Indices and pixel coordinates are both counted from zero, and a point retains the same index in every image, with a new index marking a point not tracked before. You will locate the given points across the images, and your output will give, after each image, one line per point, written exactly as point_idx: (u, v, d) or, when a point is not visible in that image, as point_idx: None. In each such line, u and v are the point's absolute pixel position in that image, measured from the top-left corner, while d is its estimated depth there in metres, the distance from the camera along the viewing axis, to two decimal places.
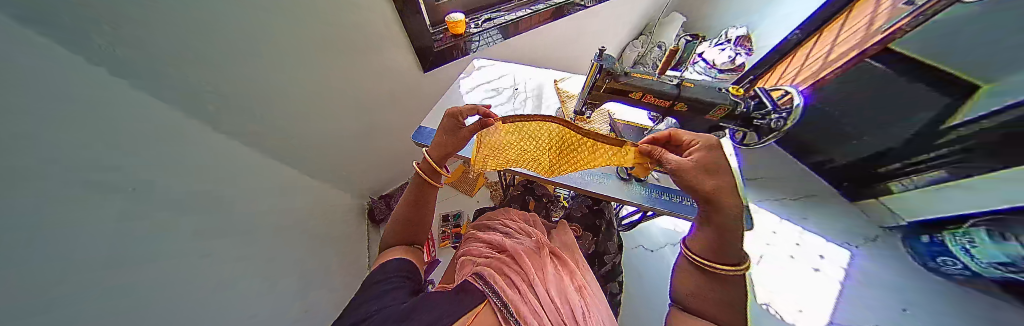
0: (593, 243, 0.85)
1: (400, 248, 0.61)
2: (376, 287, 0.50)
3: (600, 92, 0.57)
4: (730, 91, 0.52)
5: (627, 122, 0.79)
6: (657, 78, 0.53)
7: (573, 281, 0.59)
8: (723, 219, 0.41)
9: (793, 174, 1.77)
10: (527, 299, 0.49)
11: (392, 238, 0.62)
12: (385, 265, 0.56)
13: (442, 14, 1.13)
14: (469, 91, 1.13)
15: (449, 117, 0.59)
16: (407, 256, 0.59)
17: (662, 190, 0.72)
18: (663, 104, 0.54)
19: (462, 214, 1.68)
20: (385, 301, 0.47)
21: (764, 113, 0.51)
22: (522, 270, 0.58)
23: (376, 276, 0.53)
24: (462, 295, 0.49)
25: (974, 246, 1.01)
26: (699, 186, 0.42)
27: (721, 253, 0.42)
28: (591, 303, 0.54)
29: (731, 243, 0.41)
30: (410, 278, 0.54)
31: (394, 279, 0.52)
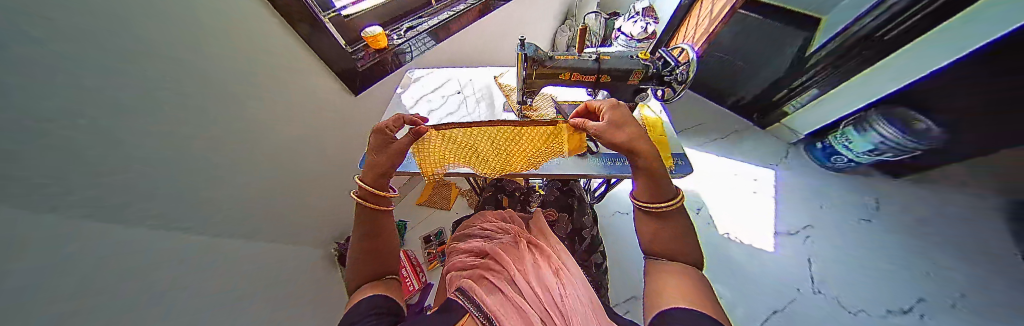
0: (570, 223, 0.88)
1: (372, 284, 0.55)
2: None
3: (534, 80, 0.59)
4: (639, 57, 0.57)
5: (570, 102, 0.83)
6: (578, 57, 0.57)
7: (550, 265, 0.60)
8: (648, 164, 0.47)
9: (717, 118, 2.07)
10: (507, 304, 0.48)
11: (354, 276, 0.56)
12: (354, 307, 0.50)
13: (355, 30, 1.03)
14: (412, 104, 1.08)
15: (376, 134, 0.59)
16: (379, 291, 0.53)
17: (614, 156, 0.77)
18: (590, 80, 0.58)
19: (444, 230, 1.61)
20: None
21: (669, 71, 0.57)
22: (504, 272, 0.58)
23: (350, 319, 0.47)
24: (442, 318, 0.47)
25: (847, 141, 1.50)
26: (617, 141, 0.48)
27: (654, 194, 0.48)
28: (567, 284, 0.54)
29: (659, 182, 0.47)
30: (390, 311, 0.49)
31: (373, 316, 0.47)
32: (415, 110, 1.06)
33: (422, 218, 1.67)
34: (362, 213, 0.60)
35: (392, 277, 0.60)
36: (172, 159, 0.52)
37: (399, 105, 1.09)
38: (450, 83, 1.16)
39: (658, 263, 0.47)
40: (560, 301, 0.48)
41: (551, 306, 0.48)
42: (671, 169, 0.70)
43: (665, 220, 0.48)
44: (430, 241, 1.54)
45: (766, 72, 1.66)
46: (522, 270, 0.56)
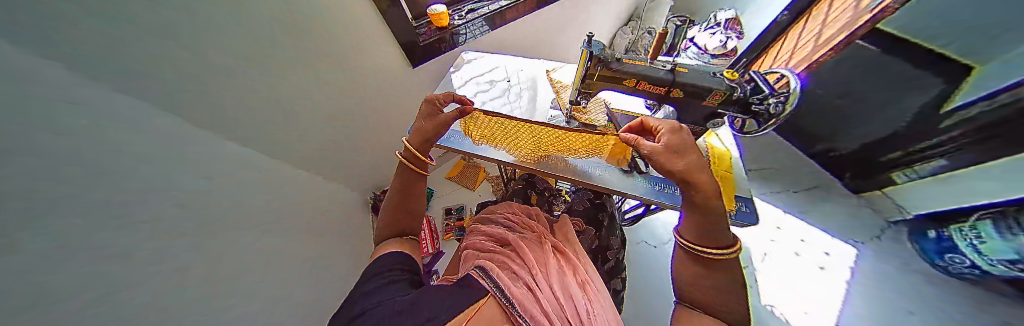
0: (596, 238, 0.82)
1: (396, 241, 0.59)
2: (370, 281, 0.48)
3: (593, 81, 0.55)
4: (726, 76, 0.49)
5: (624, 112, 0.77)
6: (649, 64, 0.51)
7: (575, 276, 0.57)
8: (706, 200, 0.40)
9: (795, 165, 1.74)
10: (529, 293, 0.47)
11: (384, 230, 0.62)
12: (379, 258, 0.54)
13: (421, 7, 1.08)
14: (461, 85, 1.11)
15: (428, 104, 0.67)
16: (401, 248, 0.57)
17: (663, 182, 0.69)
18: (658, 91, 0.52)
19: (464, 207, 1.65)
20: (380, 296, 0.44)
21: (761, 98, 0.48)
22: (525, 266, 0.56)
23: (371, 271, 0.51)
24: (463, 288, 0.47)
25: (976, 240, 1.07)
26: (672, 168, 0.41)
27: (705, 236, 0.40)
28: (594, 300, 0.51)
29: (714, 224, 0.39)
30: (408, 270, 0.52)
31: (390, 272, 0.49)
32: (462, 91, 1.08)
33: (446, 194, 1.74)
34: (399, 171, 0.64)
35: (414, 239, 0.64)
36: (222, 97, 0.58)
37: (448, 84, 1.12)
38: (500, 70, 1.16)
39: (692, 314, 0.39)
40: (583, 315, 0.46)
41: (574, 318, 0.46)
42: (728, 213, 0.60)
43: (719, 268, 0.40)
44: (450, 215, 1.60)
45: (876, 122, 1.32)
46: (544, 271, 0.54)
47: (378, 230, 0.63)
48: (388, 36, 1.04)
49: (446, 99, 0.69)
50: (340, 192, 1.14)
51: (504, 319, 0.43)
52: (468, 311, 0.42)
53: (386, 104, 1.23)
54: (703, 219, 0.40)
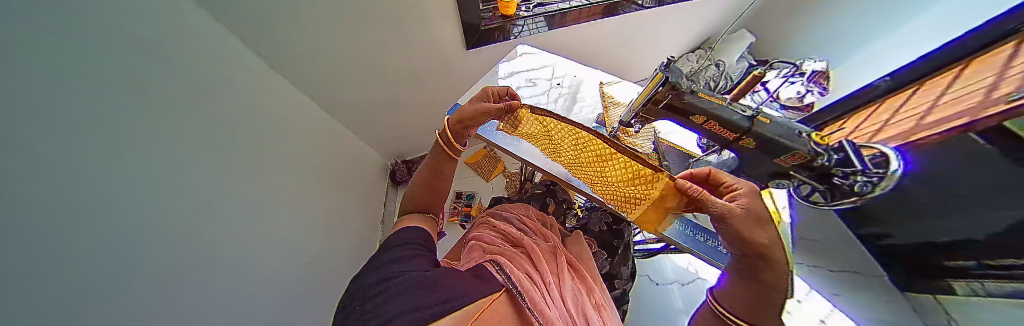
0: (605, 264, 0.80)
1: (417, 217, 0.62)
2: (392, 250, 0.51)
3: (657, 107, 0.52)
4: (813, 138, 0.43)
5: (674, 145, 0.76)
6: (728, 105, 0.47)
7: (589, 295, 0.57)
8: (770, 276, 0.34)
9: None
10: (544, 294, 0.48)
11: (412, 203, 0.65)
12: (402, 231, 0.57)
13: None
14: (508, 77, 1.11)
15: (482, 93, 0.70)
16: (423, 226, 0.60)
17: (701, 230, 0.68)
18: (727, 135, 0.49)
19: (475, 195, 1.70)
20: (403, 267, 0.46)
21: (847, 171, 0.43)
22: (538, 270, 0.56)
23: (392, 241, 0.54)
24: (479, 278, 0.48)
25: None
26: (753, 238, 0.34)
27: (757, 313, 0.34)
28: (606, 319, 0.52)
29: (772, 303, 0.34)
30: (427, 247, 0.55)
31: (412, 246, 0.52)
32: (504, 83, 1.07)
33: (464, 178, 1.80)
34: (438, 151, 0.66)
35: (434, 217, 0.66)
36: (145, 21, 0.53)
37: (495, 73, 1.13)
38: (549, 69, 1.13)
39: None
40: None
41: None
42: None
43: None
44: (459, 200, 1.67)
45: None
46: (557, 280, 0.55)
47: (403, 203, 0.66)
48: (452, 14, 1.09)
49: (502, 92, 0.73)
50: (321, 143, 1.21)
51: (513, 315, 0.44)
52: (485, 300, 0.43)
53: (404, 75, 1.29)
54: (762, 298, 0.34)
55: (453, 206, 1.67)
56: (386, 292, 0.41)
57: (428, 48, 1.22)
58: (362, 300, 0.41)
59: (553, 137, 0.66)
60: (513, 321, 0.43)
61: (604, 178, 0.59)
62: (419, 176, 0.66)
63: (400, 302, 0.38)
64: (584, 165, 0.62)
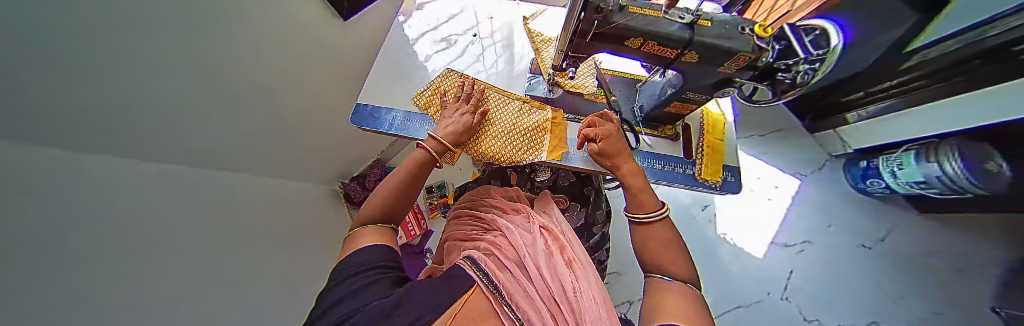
0: (581, 215, 0.82)
1: (373, 229, 0.47)
2: (346, 282, 0.37)
3: (586, 40, 0.42)
4: (755, 32, 0.38)
5: (618, 73, 0.68)
6: (665, 14, 0.38)
7: (562, 255, 0.52)
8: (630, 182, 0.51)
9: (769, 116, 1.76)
10: (518, 280, 0.40)
11: (368, 213, 0.48)
12: (358, 253, 0.42)
13: None
14: (415, 40, 0.86)
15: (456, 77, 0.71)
16: (381, 242, 0.45)
17: (654, 157, 0.61)
18: (668, 54, 0.41)
19: (446, 184, 1.62)
20: (355, 301, 0.33)
21: (789, 64, 0.41)
22: (513, 251, 0.50)
23: (345, 268, 0.40)
24: (447, 284, 0.37)
25: (897, 168, 1.19)
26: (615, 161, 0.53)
27: (637, 203, 0.48)
28: (581, 274, 0.46)
29: (638, 194, 0.50)
30: (395, 268, 0.42)
31: (375, 270, 0.38)
32: (413, 48, 0.85)
33: None
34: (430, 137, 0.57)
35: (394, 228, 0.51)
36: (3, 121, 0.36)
37: (395, 37, 0.86)
38: (461, 17, 0.91)
39: (659, 283, 0.37)
40: (572, 294, 0.39)
41: (564, 300, 0.38)
42: (716, 185, 0.59)
43: (646, 230, 0.46)
44: (432, 193, 1.58)
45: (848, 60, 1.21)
46: (532, 253, 0.49)
47: (357, 215, 0.49)
48: None
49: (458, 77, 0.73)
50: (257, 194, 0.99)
51: (491, 307, 0.34)
52: (452, 308, 0.33)
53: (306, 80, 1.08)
54: (629, 198, 0.51)
55: (427, 202, 1.58)
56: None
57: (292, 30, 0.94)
58: None
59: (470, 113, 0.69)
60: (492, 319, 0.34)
61: (503, 134, 0.65)
62: (393, 180, 0.52)
63: None
64: (491, 127, 0.66)
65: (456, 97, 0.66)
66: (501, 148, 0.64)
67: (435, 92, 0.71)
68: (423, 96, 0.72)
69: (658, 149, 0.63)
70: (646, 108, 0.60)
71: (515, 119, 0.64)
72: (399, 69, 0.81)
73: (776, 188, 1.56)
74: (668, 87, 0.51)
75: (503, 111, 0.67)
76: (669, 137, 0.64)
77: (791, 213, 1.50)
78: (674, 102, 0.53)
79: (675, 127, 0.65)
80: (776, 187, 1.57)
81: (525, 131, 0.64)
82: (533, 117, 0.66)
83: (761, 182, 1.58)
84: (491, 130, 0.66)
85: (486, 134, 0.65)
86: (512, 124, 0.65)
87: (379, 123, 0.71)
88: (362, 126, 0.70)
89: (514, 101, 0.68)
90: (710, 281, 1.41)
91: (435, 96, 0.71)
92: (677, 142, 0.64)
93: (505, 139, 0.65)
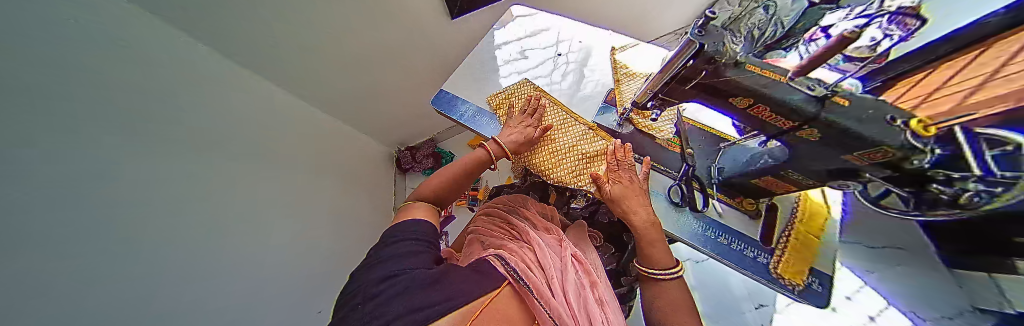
0: (613, 259, 0.77)
1: (424, 208, 0.52)
2: (396, 244, 0.42)
3: (687, 87, 0.40)
4: (911, 127, 0.27)
5: (702, 126, 0.62)
6: (788, 81, 0.33)
7: (592, 289, 0.51)
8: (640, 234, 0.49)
9: None
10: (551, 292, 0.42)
11: (423, 193, 0.54)
12: (406, 224, 0.46)
13: None
14: (502, 47, 0.94)
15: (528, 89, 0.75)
16: (428, 218, 0.50)
17: (721, 228, 0.54)
18: (782, 123, 0.37)
19: (482, 179, 1.69)
20: (404, 262, 0.39)
21: (953, 177, 0.32)
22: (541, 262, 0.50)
23: (395, 232, 0.45)
24: (478, 271, 0.40)
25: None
26: (629, 211, 0.51)
27: (649, 259, 0.47)
28: (610, 316, 0.46)
29: (651, 248, 0.48)
30: (433, 244, 0.46)
31: (415, 241, 0.43)
32: (499, 53, 0.92)
33: None
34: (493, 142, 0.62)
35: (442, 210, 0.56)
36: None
37: (488, 40, 0.97)
38: (551, 34, 0.96)
39: None
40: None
41: None
42: (799, 289, 0.48)
43: (661, 288, 0.45)
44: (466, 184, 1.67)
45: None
46: (561, 273, 0.49)
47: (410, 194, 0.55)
48: None
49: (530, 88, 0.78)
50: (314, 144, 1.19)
51: (521, 305, 0.38)
52: (486, 296, 0.36)
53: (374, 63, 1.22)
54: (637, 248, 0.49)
55: None
56: (388, 292, 0.34)
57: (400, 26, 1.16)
58: (364, 301, 0.35)
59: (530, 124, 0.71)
60: (521, 317, 0.37)
61: (558, 154, 0.65)
62: (448, 172, 0.58)
63: (397, 305, 0.33)
64: (553, 143, 0.67)
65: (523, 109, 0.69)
66: (555, 165, 0.65)
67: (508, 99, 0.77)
68: (498, 98, 0.78)
69: (727, 221, 0.55)
70: (727, 172, 0.54)
71: (575, 144, 0.65)
72: (482, 68, 0.89)
73: None
74: (766, 158, 0.45)
75: (567, 133, 0.67)
76: (748, 212, 0.55)
77: None
78: (768, 176, 0.46)
79: (759, 204, 0.55)
80: None
81: (578, 155, 0.63)
82: (592, 145, 0.63)
83: None
84: (553, 147, 0.67)
85: (544, 149, 0.67)
86: (570, 147, 0.65)
87: (454, 110, 0.79)
88: (439, 109, 0.79)
89: (579, 125, 0.68)
90: None
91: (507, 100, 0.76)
92: (756, 221, 0.55)
93: (560, 160, 0.65)
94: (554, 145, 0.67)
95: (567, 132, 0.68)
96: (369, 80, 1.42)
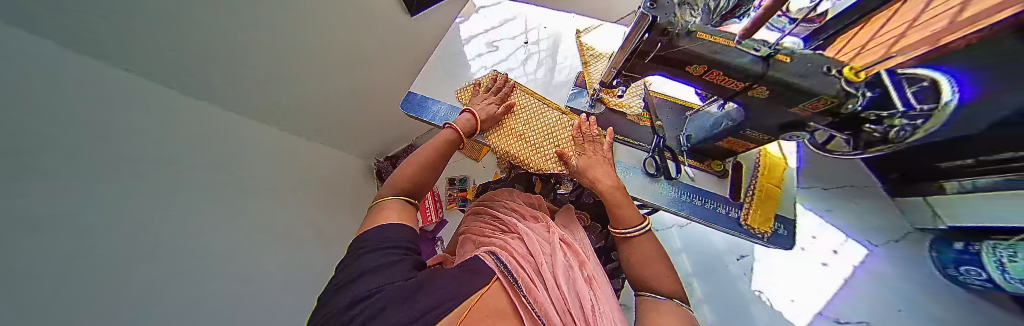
0: (601, 236, 0.80)
1: (394, 210, 0.50)
2: (370, 255, 0.40)
3: (645, 61, 0.41)
4: (844, 74, 0.33)
5: (667, 98, 0.65)
6: (737, 45, 0.35)
7: (581, 270, 0.52)
8: (608, 200, 0.52)
9: (851, 173, 1.45)
10: (539, 282, 0.43)
11: (399, 185, 0.55)
12: (378, 230, 0.45)
13: None
14: (467, 41, 0.91)
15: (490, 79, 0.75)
16: (397, 221, 0.48)
17: (694, 191, 0.57)
18: (733, 85, 0.38)
19: (468, 179, 1.68)
20: (378, 277, 0.36)
21: (882, 115, 0.35)
22: (529, 255, 0.51)
23: (367, 242, 0.43)
24: (469, 271, 0.40)
25: (1006, 257, 0.88)
26: (592, 183, 0.53)
27: (621, 220, 0.49)
28: (600, 294, 0.47)
29: (619, 210, 0.50)
30: (410, 251, 0.45)
31: (392, 250, 0.41)
32: (464, 47, 0.90)
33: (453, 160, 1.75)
34: (462, 120, 0.65)
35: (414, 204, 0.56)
36: None
37: (452, 36, 0.93)
38: (515, 23, 0.94)
39: (645, 301, 0.41)
40: (593, 310, 0.41)
41: (580, 313, 0.40)
42: (764, 236, 0.53)
43: (632, 245, 0.48)
44: (454, 185, 1.65)
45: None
46: (550, 262, 0.50)
47: (380, 190, 0.56)
48: None
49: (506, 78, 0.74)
50: None
51: (511, 303, 0.38)
52: (473, 296, 0.35)
53: None
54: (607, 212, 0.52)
55: (448, 192, 1.65)
56: (363, 315, 0.31)
57: None
58: None
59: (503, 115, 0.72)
60: (511, 312, 0.36)
61: (523, 138, 0.67)
62: (420, 155, 0.59)
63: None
64: (523, 128, 0.68)
65: (486, 89, 0.73)
66: (529, 154, 0.65)
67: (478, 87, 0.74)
68: (467, 90, 0.76)
69: (699, 183, 0.59)
70: (694, 138, 0.56)
71: (546, 125, 0.66)
72: (449, 65, 0.86)
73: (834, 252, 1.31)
74: (725, 121, 0.48)
75: (545, 118, 0.67)
76: (716, 173, 0.59)
77: (852, 284, 1.23)
78: (730, 137, 0.49)
79: (724, 164, 0.60)
80: (834, 251, 1.32)
81: (546, 136, 0.65)
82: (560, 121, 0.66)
83: (816, 241, 1.35)
84: (524, 133, 0.68)
85: (515, 133, 0.68)
86: (542, 131, 0.66)
87: (425, 112, 0.76)
88: (408, 113, 0.76)
89: (554, 111, 0.68)
90: None
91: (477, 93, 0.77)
92: (724, 180, 0.58)
93: (530, 144, 0.66)
94: (524, 129, 0.68)
95: (541, 117, 0.68)
96: (351, 86, 1.33)
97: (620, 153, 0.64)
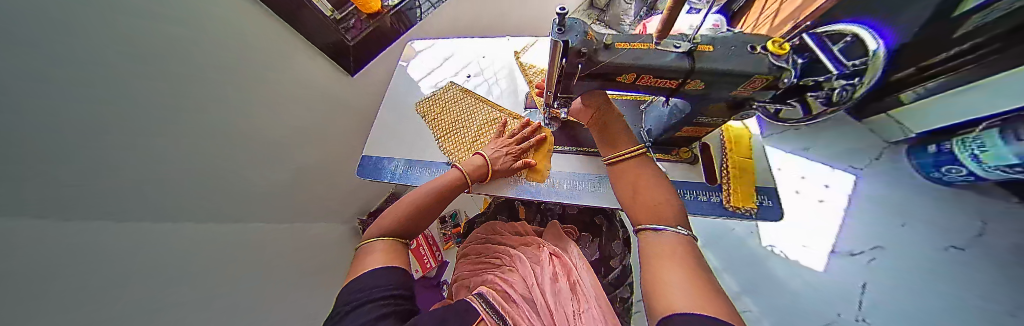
0: (594, 246, 0.77)
1: (381, 253, 0.44)
2: (359, 310, 0.33)
3: (576, 81, 0.39)
4: (769, 50, 0.32)
5: (618, 96, 0.64)
6: (656, 45, 0.34)
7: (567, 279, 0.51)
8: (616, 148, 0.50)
9: None
10: (522, 308, 0.41)
11: (386, 225, 0.49)
12: (371, 276, 0.38)
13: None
14: (410, 88, 0.87)
15: (444, 91, 0.85)
16: (384, 266, 0.41)
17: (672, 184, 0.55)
18: (668, 84, 0.36)
19: (458, 212, 1.63)
20: None
21: (819, 82, 0.34)
22: (525, 287, 0.47)
23: (353, 295, 0.36)
24: (452, 312, 0.35)
25: (978, 149, 0.95)
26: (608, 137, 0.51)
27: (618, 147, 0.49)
28: (583, 301, 0.45)
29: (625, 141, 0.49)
30: (403, 297, 0.38)
31: (379, 301, 0.34)
32: (408, 95, 0.86)
33: None
34: (473, 164, 0.62)
35: (403, 243, 0.50)
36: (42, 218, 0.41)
37: (394, 83, 0.89)
38: (453, 59, 0.92)
39: (651, 233, 0.35)
40: (572, 321, 0.40)
41: None
42: (752, 212, 0.51)
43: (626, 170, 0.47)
44: (446, 222, 1.59)
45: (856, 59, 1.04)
46: (539, 286, 0.47)
47: (369, 228, 0.51)
48: (303, 43, 0.95)
49: (458, 92, 0.84)
50: (297, 240, 1.08)
51: None
52: None
53: (316, 134, 1.14)
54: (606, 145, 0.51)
55: (441, 232, 1.57)
56: None
57: (317, 92, 1.07)
58: None
59: (472, 138, 0.75)
60: None
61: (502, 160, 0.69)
62: (409, 199, 0.55)
63: None
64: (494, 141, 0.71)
65: (444, 100, 0.83)
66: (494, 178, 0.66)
67: (436, 104, 0.82)
68: (425, 104, 0.83)
69: (672, 176, 0.57)
70: (654, 132, 0.55)
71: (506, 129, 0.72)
72: (396, 117, 0.82)
73: (826, 186, 1.33)
74: (676, 113, 0.46)
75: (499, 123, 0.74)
76: (686, 160, 0.57)
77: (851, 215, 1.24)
78: (687, 126, 0.48)
79: (691, 148, 0.59)
80: (825, 186, 1.33)
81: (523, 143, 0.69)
82: (509, 127, 0.73)
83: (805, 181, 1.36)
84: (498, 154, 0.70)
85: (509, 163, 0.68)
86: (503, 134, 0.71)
87: (382, 173, 0.72)
88: (365, 179, 0.71)
89: (513, 121, 0.76)
90: (757, 301, 1.19)
91: (436, 131, 0.78)
92: (696, 165, 0.57)
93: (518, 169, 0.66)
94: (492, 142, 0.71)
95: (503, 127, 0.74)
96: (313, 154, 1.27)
97: (559, 163, 0.67)
